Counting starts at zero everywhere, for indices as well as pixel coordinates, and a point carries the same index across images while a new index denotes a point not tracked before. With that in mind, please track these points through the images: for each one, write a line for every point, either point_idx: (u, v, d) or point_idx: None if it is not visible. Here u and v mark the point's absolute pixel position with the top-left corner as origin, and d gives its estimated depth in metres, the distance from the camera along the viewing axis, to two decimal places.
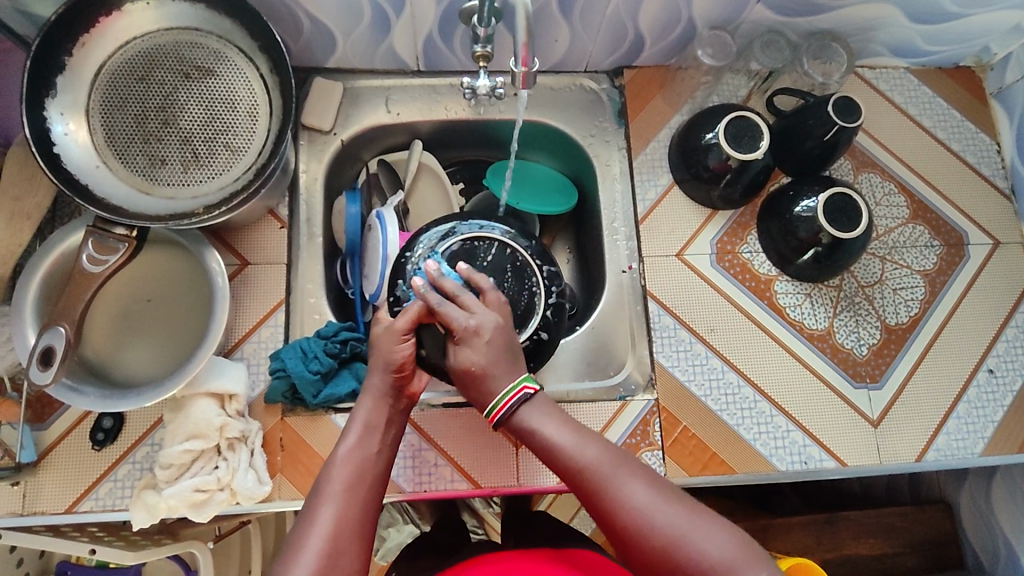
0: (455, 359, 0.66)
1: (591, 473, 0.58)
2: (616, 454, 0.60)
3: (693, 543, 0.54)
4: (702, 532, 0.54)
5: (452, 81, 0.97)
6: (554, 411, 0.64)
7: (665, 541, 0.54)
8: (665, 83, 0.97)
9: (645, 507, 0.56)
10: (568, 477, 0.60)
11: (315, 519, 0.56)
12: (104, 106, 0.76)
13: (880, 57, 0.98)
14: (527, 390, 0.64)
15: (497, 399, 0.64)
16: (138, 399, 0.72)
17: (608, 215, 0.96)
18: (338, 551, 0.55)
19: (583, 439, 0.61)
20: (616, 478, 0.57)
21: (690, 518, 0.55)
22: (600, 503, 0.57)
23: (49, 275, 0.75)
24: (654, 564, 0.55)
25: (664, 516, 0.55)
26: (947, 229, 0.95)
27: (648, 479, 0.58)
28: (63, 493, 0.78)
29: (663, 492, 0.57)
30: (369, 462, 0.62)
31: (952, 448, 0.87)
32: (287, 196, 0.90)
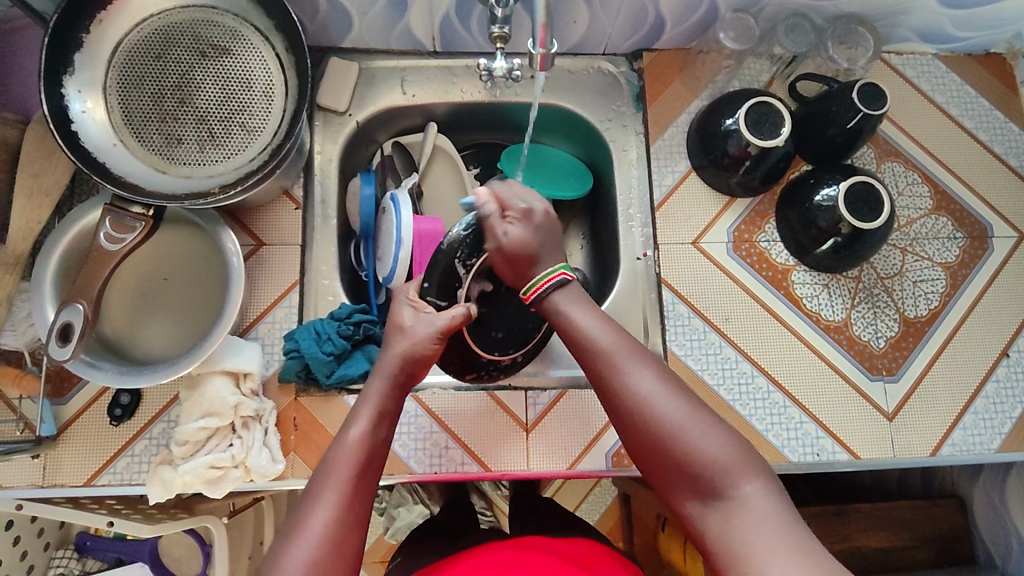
0: (504, 236, 0.68)
1: (607, 355, 0.60)
2: (633, 344, 0.61)
3: (690, 438, 0.55)
4: (702, 429, 0.56)
5: (468, 63, 0.96)
6: (583, 299, 0.65)
7: (665, 431, 0.56)
8: (685, 66, 0.95)
9: (651, 395, 0.57)
10: (581, 356, 0.62)
11: (318, 502, 0.57)
12: (121, 84, 0.76)
13: (908, 43, 0.95)
14: (563, 276, 0.65)
15: (536, 275, 0.66)
16: (154, 376, 0.73)
17: (623, 202, 0.95)
18: (339, 535, 0.55)
19: (602, 326, 0.62)
20: (630, 364, 0.59)
21: (693, 414, 0.57)
22: (609, 387, 0.59)
23: (68, 251, 0.76)
24: (652, 453, 0.57)
25: (670, 408, 0.57)
26: (971, 220, 0.93)
27: (659, 372, 0.59)
28: (83, 466, 0.79)
29: (675, 388, 0.58)
30: (377, 448, 0.62)
31: (968, 444, 0.86)
32: (302, 176, 0.90)
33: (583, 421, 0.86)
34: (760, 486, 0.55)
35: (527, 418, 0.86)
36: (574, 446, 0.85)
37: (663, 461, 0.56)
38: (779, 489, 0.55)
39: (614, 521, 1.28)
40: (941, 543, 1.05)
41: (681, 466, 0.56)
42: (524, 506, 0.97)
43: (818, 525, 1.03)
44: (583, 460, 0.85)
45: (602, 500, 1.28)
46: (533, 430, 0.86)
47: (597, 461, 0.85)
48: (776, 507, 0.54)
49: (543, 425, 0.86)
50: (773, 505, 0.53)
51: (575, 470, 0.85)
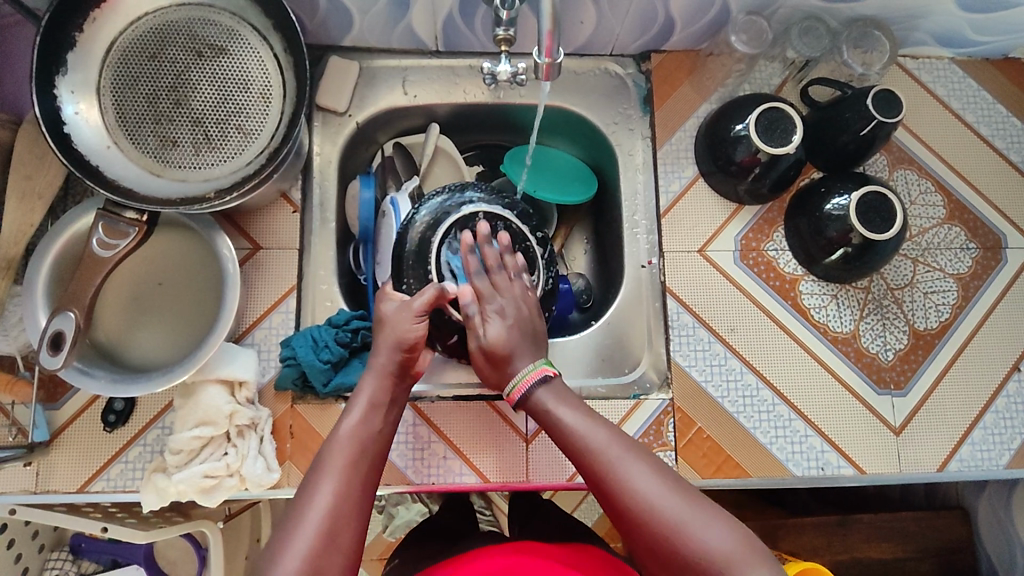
0: (483, 335, 0.71)
1: (597, 455, 0.60)
2: (624, 439, 0.61)
3: (692, 533, 0.55)
4: (703, 524, 0.55)
5: (472, 63, 0.93)
6: (570, 398, 0.66)
7: (666, 528, 0.55)
8: (694, 69, 0.92)
9: (648, 493, 0.57)
10: (575, 458, 0.62)
11: (318, 488, 0.56)
12: (115, 84, 0.74)
13: (924, 47, 0.93)
14: (544, 372, 0.67)
15: (517, 379, 0.68)
16: (148, 384, 0.71)
17: (628, 208, 0.92)
18: (339, 523, 0.55)
19: (592, 425, 0.62)
20: (621, 462, 0.59)
21: (692, 509, 0.56)
22: (604, 487, 0.59)
23: (61, 256, 0.74)
24: (656, 552, 0.56)
25: (668, 505, 0.56)
26: (985, 231, 0.91)
27: (653, 469, 0.59)
28: (76, 473, 0.78)
29: (669, 481, 0.58)
30: (371, 438, 0.62)
31: (976, 459, 0.85)
32: (300, 178, 0.88)
33: None
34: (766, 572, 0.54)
35: (527, 428, 0.85)
36: None
37: (670, 559, 0.56)
38: (784, 572, 0.54)
39: (612, 523, 1.27)
40: (944, 554, 1.04)
41: (687, 563, 0.55)
42: (522, 513, 0.96)
43: (819, 535, 1.02)
44: None
45: (601, 502, 1.27)
46: (534, 441, 0.84)
47: None
48: None
49: (543, 436, 0.84)
50: None
51: (575, 482, 0.83)
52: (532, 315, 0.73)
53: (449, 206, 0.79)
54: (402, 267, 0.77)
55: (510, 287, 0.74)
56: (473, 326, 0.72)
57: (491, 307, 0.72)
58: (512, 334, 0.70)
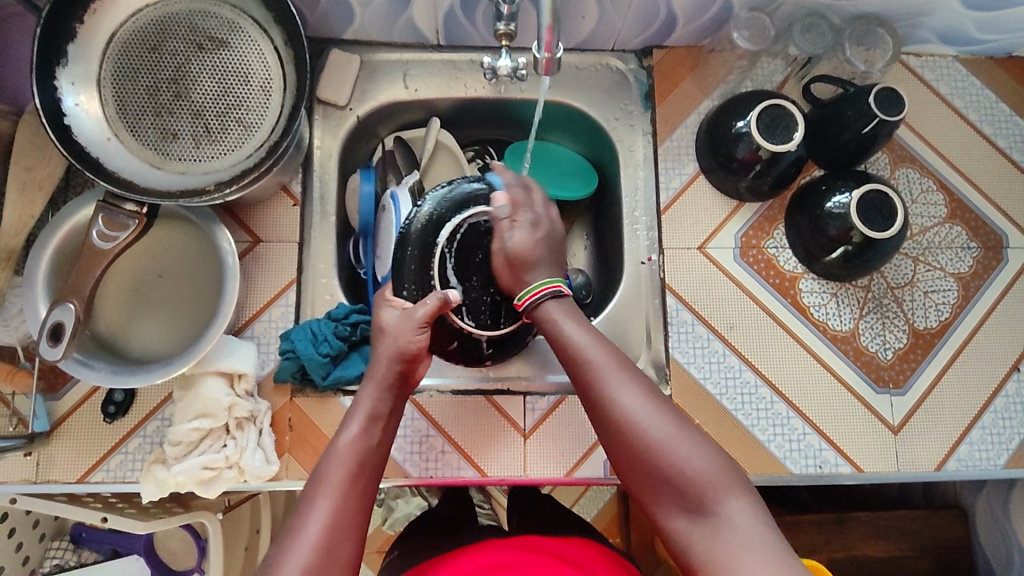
0: (509, 239, 0.74)
1: (595, 369, 0.61)
2: (619, 357, 0.62)
3: (676, 453, 0.57)
4: (690, 448, 0.57)
5: (473, 57, 0.93)
6: (575, 315, 0.67)
7: (650, 445, 0.57)
8: (696, 65, 0.92)
9: (638, 412, 0.58)
10: (572, 369, 0.63)
11: (315, 505, 0.56)
12: (115, 76, 0.74)
13: (928, 44, 0.92)
14: (556, 288, 0.69)
15: (530, 288, 0.70)
16: (147, 376, 0.72)
17: (628, 204, 0.92)
18: (337, 536, 0.55)
19: (591, 339, 0.63)
20: (617, 379, 0.60)
21: (680, 432, 0.58)
22: (596, 402, 0.60)
23: (61, 247, 0.74)
24: (636, 467, 0.58)
25: (657, 425, 0.58)
26: (986, 230, 0.90)
27: (645, 388, 0.60)
28: (76, 463, 0.79)
29: (660, 402, 0.59)
30: (371, 451, 0.61)
31: (974, 459, 0.85)
32: (300, 172, 0.88)
33: (582, 428, 0.85)
34: (745, 502, 0.56)
35: (524, 423, 0.85)
36: (572, 453, 0.84)
37: (650, 475, 0.57)
38: (762, 506, 0.56)
39: (611, 517, 1.27)
40: (942, 554, 1.04)
41: (667, 481, 0.57)
42: (519, 507, 0.97)
43: (816, 532, 1.02)
44: (582, 467, 0.84)
45: (600, 498, 1.27)
46: (531, 436, 0.85)
47: (595, 468, 0.84)
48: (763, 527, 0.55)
49: (541, 431, 0.85)
50: (760, 523, 0.54)
51: (573, 477, 0.83)
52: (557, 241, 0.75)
53: (451, 204, 0.80)
54: (403, 272, 0.78)
55: (535, 203, 0.76)
56: (501, 231, 0.75)
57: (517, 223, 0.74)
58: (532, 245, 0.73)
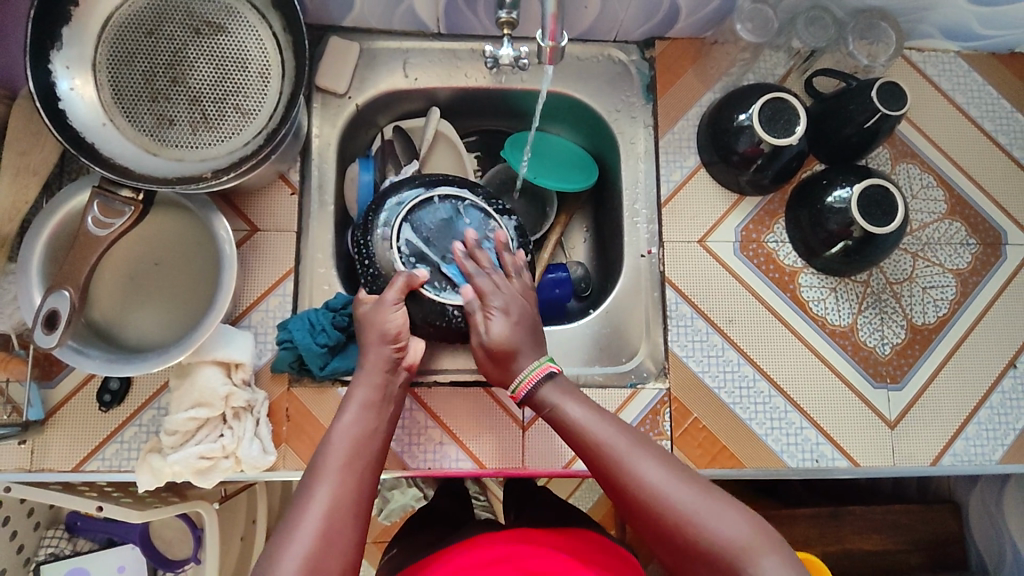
0: (486, 333, 0.72)
1: (610, 450, 0.62)
2: (628, 434, 0.63)
3: (704, 520, 0.57)
4: (717, 512, 0.57)
5: (474, 47, 0.92)
6: (578, 394, 0.68)
7: (677, 516, 0.57)
8: (699, 57, 0.92)
9: (659, 483, 0.59)
10: (587, 455, 0.63)
11: (314, 492, 0.58)
12: (111, 60, 0.73)
13: (931, 39, 0.92)
14: (550, 369, 0.69)
15: (519, 378, 0.69)
16: (143, 365, 0.71)
17: (629, 196, 0.92)
18: (336, 526, 0.56)
19: (597, 417, 0.65)
20: (633, 457, 0.61)
21: (701, 498, 0.58)
22: (617, 483, 0.61)
23: (55, 234, 0.73)
24: (667, 542, 0.58)
25: (679, 494, 0.58)
26: (985, 226, 0.91)
27: (663, 462, 0.61)
28: (71, 451, 0.78)
29: (678, 472, 0.60)
30: (364, 438, 0.64)
31: (969, 454, 0.85)
32: (298, 160, 0.87)
33: None
34: (777, 557, 0.56)
35: (523, 415, 0.85)
36: (571, 445, 0.84)
37: (682, 548, 0.57)
38: (794, 557, 0.56)
39: (607, 510, 1.27)
40: (935, 548, 1.05)
41: (700, 552, 0.56)
42: (516, 499, 0.97)
43: (811, 525, 1.03)
44: (579, 459, 0.84)
45: (596, 490, 1.27)
46: (530, 428, 0.84)
47: None
48: None
49: (540, 423, 0.85)
50: None
51: (570, 470, 0.83)
52: (527, 304, 0.75)
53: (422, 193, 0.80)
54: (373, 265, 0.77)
55: (510, 287, 0.75)
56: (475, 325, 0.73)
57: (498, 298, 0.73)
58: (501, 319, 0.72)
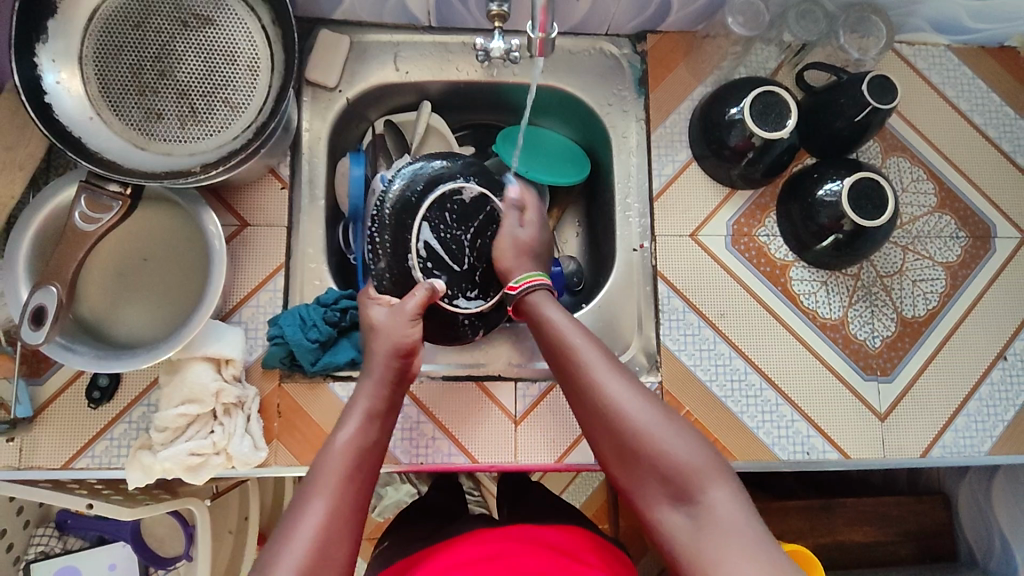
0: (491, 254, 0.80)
1: (575, 355, 0.63)
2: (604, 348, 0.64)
3: (656, 436, 0.58)
4: (671, 433, 0.58)
5: (465, 40, 0.92)
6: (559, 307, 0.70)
7: (631, 428, 0.59)
8: (690, 50, 0.92)
9: (618, 394, 0.60)
10: (554, 358, 0.65)
11: (308, 506, 0.56)
12: (97, 53, 0.72)
13: (921, 33, 0.92)
14: (542, 282, 0.73)
15: (524, 276, 0.73)
16: (132, 361, 0.70)
17: (621, 190, 0.92)
18: (330, 541, 0.54)
19: (577, 329, 0.66)
20: (596, 364, 0.62)
21: (663, 422, 0.59)
22: (578, 387, 0.62)
23: (42, 230, 0.72)
24: (618, 452, 0.59)
25: (637, 408, 0.59)
26: (974, 219, 0.91)
27: (627, 377, 0.62)
28: (60, 449, 0.78)
29: (641, 387, 0.61)
30: (366, 452, 0.62)
31: (958, 445, 0.86)
32: (289, 155, 0.86)
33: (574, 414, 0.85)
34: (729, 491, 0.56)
35: (516, 410, 0.85)
36: (564, 439, 0.84)
37: (632, 459, 0.59)
38: (745, 495, 0.57)
39: (601, 504, 1.27)
40: (924, 538, 1.06)
41: (649, 467, 0.58)
42: (510, 494, 0.97)
43: (803, 517, 1.03)
44: (572, 453, 0.84)
45: (589, 485, 1.27)
46: (523, 423, 0.84)
47: (586, 454, 0.84)
48: (748, 517, 0.55)
49: (532, 418, 0.85)
50: (744, 511, 0.55)
51: (563, 463, 0.84)
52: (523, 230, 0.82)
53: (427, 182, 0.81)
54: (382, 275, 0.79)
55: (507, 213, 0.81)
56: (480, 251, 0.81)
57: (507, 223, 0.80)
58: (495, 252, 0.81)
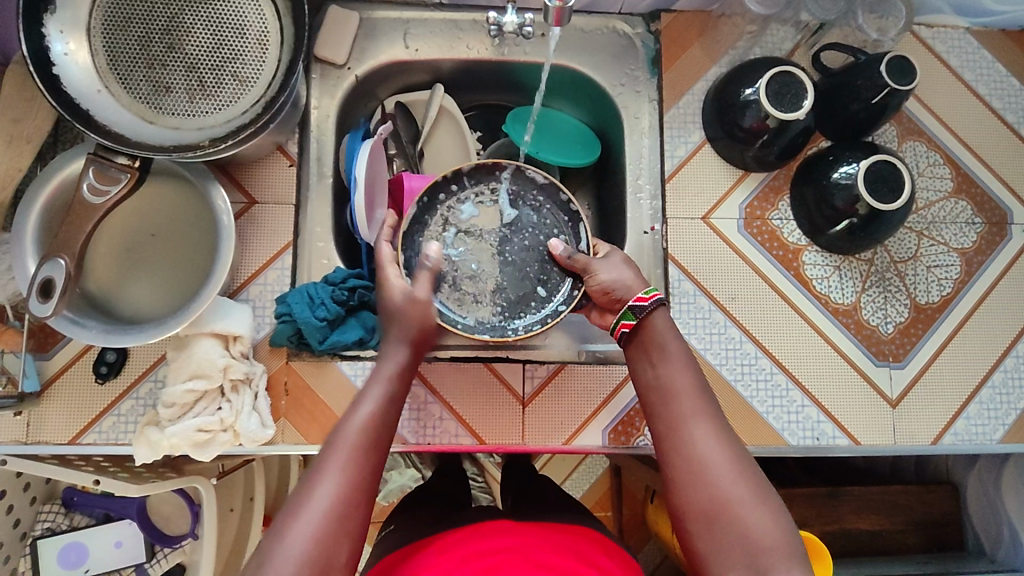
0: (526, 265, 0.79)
1: (682, 404, 0.60)
2: (713, 407, 0.60)
3: (745, 510, 0.54)
4: (759, 507, 0.54)
5: (476, 17, 0.91)
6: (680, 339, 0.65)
7: (721, 493, 0.55)
8: (705, 30, 0.90)
9: (716, 458, 0.56)
10: (660, 400, 0.61)
11: (321, 481, 0.53)
12: (106, 25, 0.71)
13: (940, 15, 0.90)
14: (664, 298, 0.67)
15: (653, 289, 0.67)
16: (140, 336, 0.70)
17: (632, 171, 0.91)
18: (342, 519, 0.52)
19: (690, 375, 0.62)
20: (696, 418, 0.59)
21: (752, 495, 0.55)
22: (678, 437, 0.58)
23: (50, 203, 0.72)
24: (701, 515, 0.55)
25: (732, 477, 0.55)
26: (991, 205, 0.90)
27: (730, 438, 0.58)
28: (67, 424, 0.78)
29: (739, 451, 0.57)
30: (383, 427, 0.58)
31: (970, 433, 0.85)
32: (297, 132, 0.85)
33: (581, 396, 0.84)
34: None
35: (523, 391, 0.84)
36: (571, 421, 0.84)
37: (711, 523, 0.54)
38: None
39: (602, 494, 1.26)
40: (932, 527, 1.05)
41: (730, 537, 0.53)
42: (516, 477, 0.97)
43: (810, 505, 1.03)
44: (579, 436, 0.84)
45: (591, 474, 1.26)
46: (530, 404, 0.84)
47: (594, 437, 0.84)
48: None
49: (540, 400, 0.84)
50: None
51: (570, 446, 0.83)
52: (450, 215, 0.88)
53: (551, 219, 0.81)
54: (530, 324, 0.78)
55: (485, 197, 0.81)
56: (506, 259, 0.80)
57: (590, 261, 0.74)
58: (625, 274, 0.71)
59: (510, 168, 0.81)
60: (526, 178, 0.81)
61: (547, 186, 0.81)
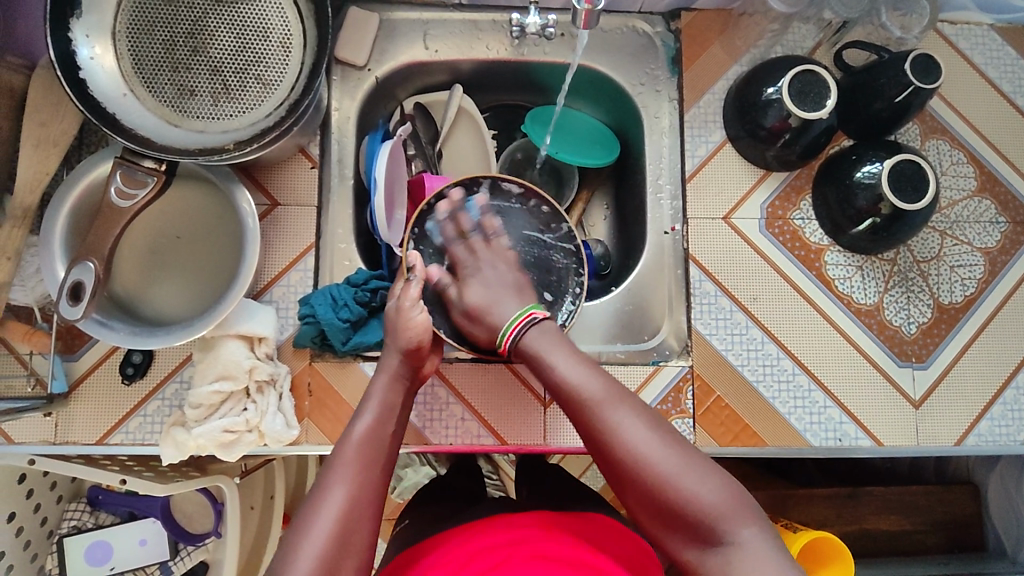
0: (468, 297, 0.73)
1: (590, 404, 0.62)
2: (623, 393, 0.63)
3: (681, 485, 0.57)
4: (696, 475, 0.58)
5: (495, 18, 0.90)
6: (559, 339, 0.67)
7: (656, 477, 0.58)
8: (726, 28, 0.90)
9: (641, 444, 0.59)
10: (569, 405, 0.63)
11: (328, 495, 0.58)
12: (131, 29, 0.71)
13: (965, 11, 0.90)
14: (534, 316, 0.69)
15: (510, 322, 0.69)
16: (167, 338, 0.71)
17: (653, 171, 0.90)
18: (350, 527, 0.57)
19: (590, 372, 0.64)
20: (612, 410, 0.61)
21: (689, 467, 0.58)
22: (599, 436, 0.61)
23: (78, 206, 0.73)
24: (643, 499, 0.59)
25: (662, 457, 0.58)
26: (1015, 204, 0.89)
27: (644, 419, 0.61)
28: (95, 424, 0.78)
29: (656, 431, 0.60)
30: (382, 442, 0.64)
31: (994, 434, 0.84)
32: (318, 134, 0.86)
33: None
34: (755, 529, 0.57)
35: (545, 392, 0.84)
36: None
37: (657, 506, 0.58)
38: (769, 526, 0.58)
39: (619, 489, 1.27)
40: (952, 528, 1.05)
41: (676, 513, 0.57)
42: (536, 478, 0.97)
43: (829, 505, 1.03)
44: None
45: (604, 472, 1.27)
46: (551, 405, 0.84)
47: None
48: (774, 546, 0.56)
49: None
50: (771, 543, 0.56)
51: None
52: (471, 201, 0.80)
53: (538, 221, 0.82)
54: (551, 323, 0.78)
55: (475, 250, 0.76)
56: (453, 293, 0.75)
57: (480, 252, 0.76)
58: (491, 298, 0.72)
59: (484, 182, 0.81)
60: (502, 191, 0.81)
61: (523, 194, 0.82)
